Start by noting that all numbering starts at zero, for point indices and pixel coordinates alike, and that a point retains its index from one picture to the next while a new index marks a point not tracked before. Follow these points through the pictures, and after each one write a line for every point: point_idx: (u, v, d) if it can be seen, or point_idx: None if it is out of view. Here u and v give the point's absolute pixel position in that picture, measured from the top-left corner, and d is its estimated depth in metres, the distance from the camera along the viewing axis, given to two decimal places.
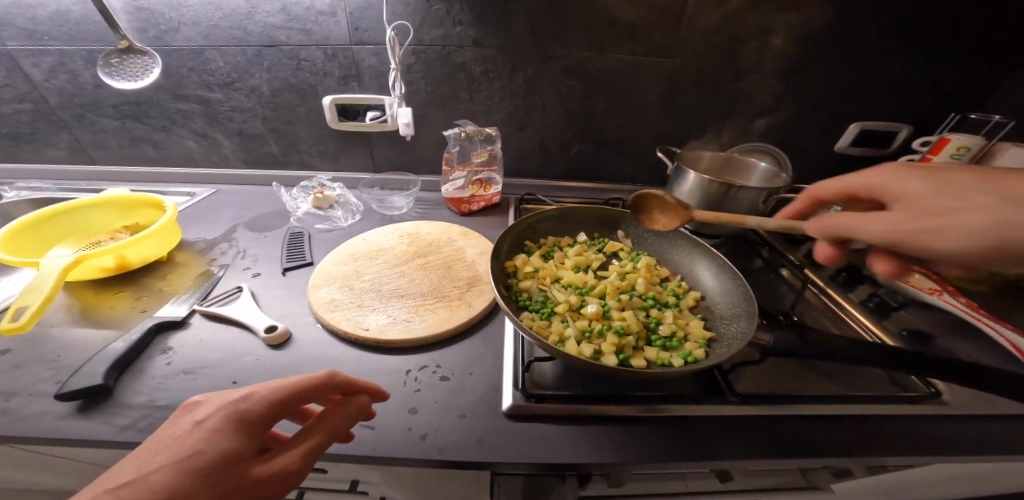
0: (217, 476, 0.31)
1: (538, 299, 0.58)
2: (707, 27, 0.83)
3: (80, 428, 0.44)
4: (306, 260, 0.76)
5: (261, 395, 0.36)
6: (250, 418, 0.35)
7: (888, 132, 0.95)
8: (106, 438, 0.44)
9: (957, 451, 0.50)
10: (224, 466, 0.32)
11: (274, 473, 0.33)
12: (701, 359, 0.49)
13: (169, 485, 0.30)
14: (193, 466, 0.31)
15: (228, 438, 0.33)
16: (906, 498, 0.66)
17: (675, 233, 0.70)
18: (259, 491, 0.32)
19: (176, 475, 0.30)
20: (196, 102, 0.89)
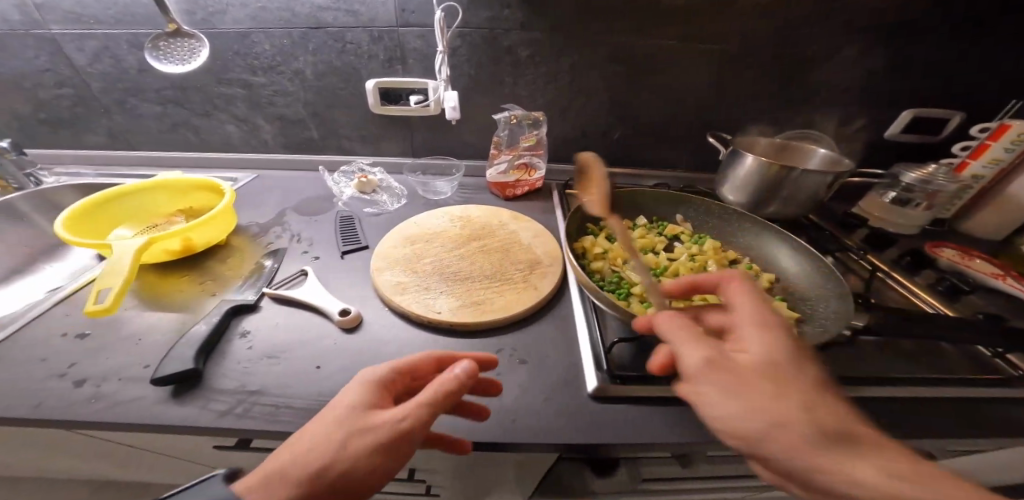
0: (341, 420, 0.37)
1: (612, 279, 0.58)
2: (766, 8, 0.80)
3: (178, 414, 0.46)
4: (362, 243, 0.75)
5: (383, 364, 0.43)
6: (377, 382, 0.42)
7: (938, 119, 0.92)
8: (207, 424, 0.45)
9: None
10: (351, 416, 0.38)
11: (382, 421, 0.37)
12: (794, 338, 0.49)
13: (316, 429, 0.37)
14: (331, 416, 0.38)
15: (358, 396, 0.40)
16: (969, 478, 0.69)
17: (739, 215, 0.69)
18: (376, 436, 0.36)
19: (319, 422, 0.37)
20: (239, 87, 0.87)
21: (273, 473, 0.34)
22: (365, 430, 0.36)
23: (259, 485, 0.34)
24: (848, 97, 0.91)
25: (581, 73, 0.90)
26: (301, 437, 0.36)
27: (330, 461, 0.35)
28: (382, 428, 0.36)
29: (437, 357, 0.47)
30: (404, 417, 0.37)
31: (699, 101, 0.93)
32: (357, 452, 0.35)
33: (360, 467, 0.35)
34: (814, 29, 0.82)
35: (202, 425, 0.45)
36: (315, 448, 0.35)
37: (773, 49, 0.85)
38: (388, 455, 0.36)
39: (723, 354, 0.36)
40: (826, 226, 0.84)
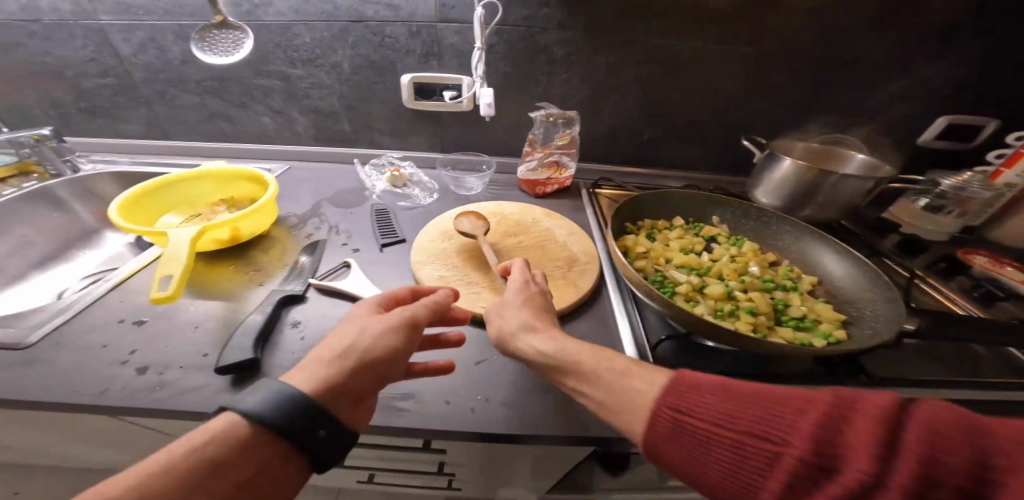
0: (360, 320, 0.46)
1: (656, 278, 0.58)
2: (804, 11, 0.80)
3: None
4: (400, 237, 0.76)
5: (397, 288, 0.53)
6: (392, 301, 0.51)
7: (973, 125, 0.92)
8: None
9: None
10: (369, 318, 0.46)
11: (398, 317, 0.45)
12: (844, 340, 0.50)
13: (342, 331, 0.45)
14: (351, 319, 0.46)
15: (374, 306, 0.49)
16: None
17: (778, 218, 0.69)
18: (390, 328, 0.44)
19: (344, 325, 0.45)
20: (277, 79, 0.88)
21: (310, 371, 0.40)
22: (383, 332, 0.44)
23: (300, 369, 0.41)
24: (881, 101, 0.91)
25: (616, 72, 0.90)
26: (331, 339, 0.44)
27: (356, 343, 0.42)
28: (396, 330, 0.44)
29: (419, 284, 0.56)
30: (415, 316, 0.46)
31: (731, 102, 0.93)
32: (381, 348, 0.43)
33: (386, 362, 0.43)
34: (851, 33, 0.83)
35: None
36: (343, 345, 0.42)
37: (809, 52, 0.85)
38: (403, 352, 0.44)
39: (607, 371, 0.41)
40: (858, 231, 0.84)
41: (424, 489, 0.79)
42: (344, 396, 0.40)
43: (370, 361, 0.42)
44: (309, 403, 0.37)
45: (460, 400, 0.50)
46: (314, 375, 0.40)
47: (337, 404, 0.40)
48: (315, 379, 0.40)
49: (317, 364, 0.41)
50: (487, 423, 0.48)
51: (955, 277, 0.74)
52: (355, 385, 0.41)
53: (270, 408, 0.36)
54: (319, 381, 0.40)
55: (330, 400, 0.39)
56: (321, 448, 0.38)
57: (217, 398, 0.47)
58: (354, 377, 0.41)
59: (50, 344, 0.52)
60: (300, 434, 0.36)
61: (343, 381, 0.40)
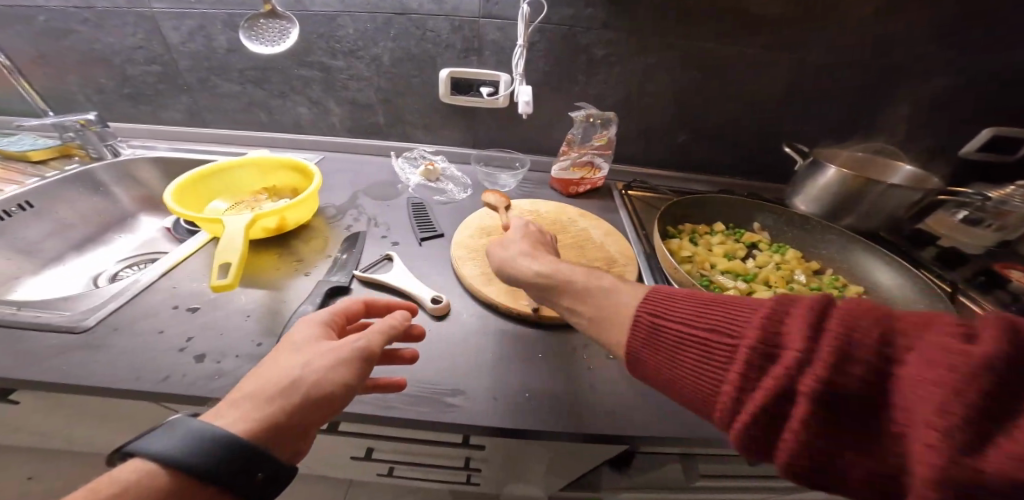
0: (300, 346, 0.41)
1: (703, 282, 0.59)
2: (851, 17, 0.80)
3: None
4: (438, 231, 0.77)
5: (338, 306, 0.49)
6: (329, 323, 0.47)
7: (1013, 136, 0.91)
8: None
9: None
10: (309, 344, 0.42)
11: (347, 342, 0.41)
12: None
13: (277, 360, 0.40)
14: (287, 346, 0.42)
15: (314, 328, 0.44)
16: None
17: (823, 226, 0.69)
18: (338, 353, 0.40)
19: (279, 352, 0.41)
20: (317, 69, 0.88)
21: (242, 408, 0.36)
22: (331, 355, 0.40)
23: (228, 407, 0.36)
24: (923, 110, 0.90)
25: (655, 73, 0.90)
26: (263, 369, 0.39)
27: (300, 374, 0.38)
28: (348, 353, 0.40)
29: (373, 299, 0.53)
30: (366, 339, 0.42)
31: (770, 106, 0.92)
32: (329, 376, 0.39)
33: (337, 391, 0.39)
34: (896, 40, 0.82)
35: None
36: (283, 374, 0.38)
37: (854, 58, 0.84)
38: (356, 377, 0.40)
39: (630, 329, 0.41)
40: (895, 242, 0.84)
41: (451, 483, 0.80)
42: (288, 431, 0.36)
43: (317, 391, 0.38)
44: (238, 446, 0.32)
45: (509, 397, 0.51)
46: (247, 412, 0.35)
47: (278, 442, 0.36)
48: (250, 416, 0.35)
49: (250, 397, 0.36)
50: (538, 420, 0.49)
51: (993, 291, 0.74)
52: (301, 418, 0.37)
53: (193, 452, 0.31)
54: (255, 418, 0.35)
55: (272, 438, 0.36)
56: (260, 491, 0.34)
57: None
58: (299, 410, 0.37)
59: (108, 329, 0.53)
60: (234, 480, 0.32)
61: (285, 415, 0.36)
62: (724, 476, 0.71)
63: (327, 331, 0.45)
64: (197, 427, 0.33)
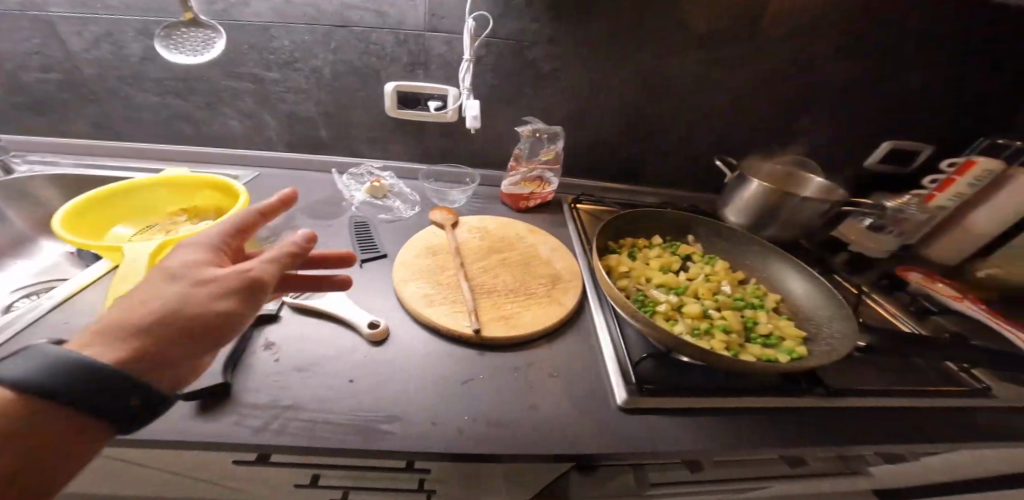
0: (184, 270, 0.39)
1: (637, 297, 0.61)
2: (771, 44, 0.87)
3: (210, 430, 0.44)
4: (381, 252, 0.74)
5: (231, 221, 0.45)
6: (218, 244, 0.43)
7: (911, 151, 1.02)
8: (242, 442, 0.44)
9: (979, 437, 0.59)
10: (194, 268, 0.39)
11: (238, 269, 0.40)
12: (805, 355, 0.54)
13: (156, 287, 0.37)
14: (168, 270, 0.39)
15: (199, 250, 0.42)
16: (925, 465, 0.83)
17: (746, 237, 0.74)
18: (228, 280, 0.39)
19: (159, 278, 0.38)
20: (249, 81, 0.83)
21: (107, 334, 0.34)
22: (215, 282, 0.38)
23: (98, 336, 0.34)
24: (836, 128, 0.99)
25: (599, 90, 0.93)
26: (138, 296, 0.37)
27: (180, 302, 0.37)
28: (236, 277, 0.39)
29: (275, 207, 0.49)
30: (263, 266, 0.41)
31: (706, 123, 0.98)
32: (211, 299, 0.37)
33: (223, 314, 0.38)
34: (812, 64, 0.90)
35: (239, 443, 0.44)
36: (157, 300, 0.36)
37: (777, 80, 0.91)
38: (245, 306, 0.39)
39: None
40: (813, 249, 0.92)
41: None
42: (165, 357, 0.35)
43: (194, 318, 0.36)
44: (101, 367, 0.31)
45: (448, 422, 0.50)
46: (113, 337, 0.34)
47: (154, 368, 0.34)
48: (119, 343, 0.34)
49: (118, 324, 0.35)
50: (477, 445, 0.48)
51: (896, 292, 0.83)
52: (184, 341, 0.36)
53: (48, 374, 0.30)
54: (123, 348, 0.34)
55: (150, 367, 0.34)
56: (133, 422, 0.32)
57: (183, 426, 0.44)
58: (178, 335, 0.35)
59: None
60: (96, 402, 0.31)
61: (162, 339, 0.35)
62: (670, 482, 0.73)
63: (215, 253, 0.43)
64: (52, 352, 0.31)
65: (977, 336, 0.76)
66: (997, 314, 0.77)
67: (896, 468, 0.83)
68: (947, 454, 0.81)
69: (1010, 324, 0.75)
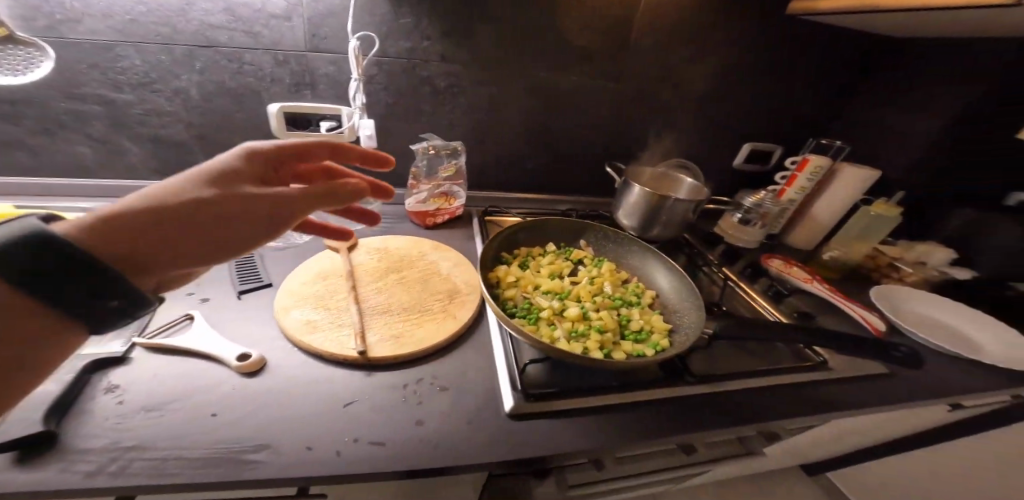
0: (222, 176, 0.43)
1: (523, 305, 0.64)
2: (642, 64, 0.97)
3: (31, 480, 0.39)
4: (265, 281, 0.70)
5: (281, 145, 0.50)
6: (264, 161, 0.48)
7: (767, 152, 1.19)
8: (69, 487, 0.39)
9: (825, 403, 0.68)
10: (229, 177, 0.43)
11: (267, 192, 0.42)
12: (666, 347, 0.60)
13: (189, 184, 0.40)
14: (205, 173, 0.42)
15: (242, 162, 0.45)
16: (812, 439, 0.91)
17: (628, 239, 0.81)
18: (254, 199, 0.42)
19: (196, 178, 0.41)
20: (96, 103, 0.74)
21: (110, 213, 0.36)
22: (231, 195, 0.41)
23: (106, 219, 0.36)
24: (706, 137, 1.13)
25: (495, 108, 0.97)
26: (169, 188, 0.39)
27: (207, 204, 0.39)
28: (258, 196, 0.42)
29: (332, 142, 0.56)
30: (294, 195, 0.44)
31: (597, 135, 1.06)
32: (218, 211, 0.40)
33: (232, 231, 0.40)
34: (679, 81, 1.01)
35: (65, 491, 0.39)
36: (168, 197, 0.38)
37: (650, 95, 1.02)
38: (261, 222, 0.42)
39: None
40: (695, 243, 1.04)
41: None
42: (157, 253, 0.37)
43: (211, 221, 0.39)
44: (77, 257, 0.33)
45: (324, 445, 0.47)
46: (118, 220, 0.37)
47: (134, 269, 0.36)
48: (115, 233, 0.35)
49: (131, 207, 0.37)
50: (353, 467, 0.46)
51: (759, 277, 0.95)
52: (182, 244, 0.38)
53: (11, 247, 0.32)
54: (116, 238, 0.35)
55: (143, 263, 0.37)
56: (114, 316, 0.36)
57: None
58: (182, 229, 0.38)
59: None
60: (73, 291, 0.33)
61: (161, 237, 0.37)
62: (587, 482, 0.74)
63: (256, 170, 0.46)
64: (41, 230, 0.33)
65: (824, 312, 0.90)
66: (837, 292, 0.90)
67: (784, 443, 0.90)
68: (824, 431, 0.88)
69: (848, 301, 0.87)
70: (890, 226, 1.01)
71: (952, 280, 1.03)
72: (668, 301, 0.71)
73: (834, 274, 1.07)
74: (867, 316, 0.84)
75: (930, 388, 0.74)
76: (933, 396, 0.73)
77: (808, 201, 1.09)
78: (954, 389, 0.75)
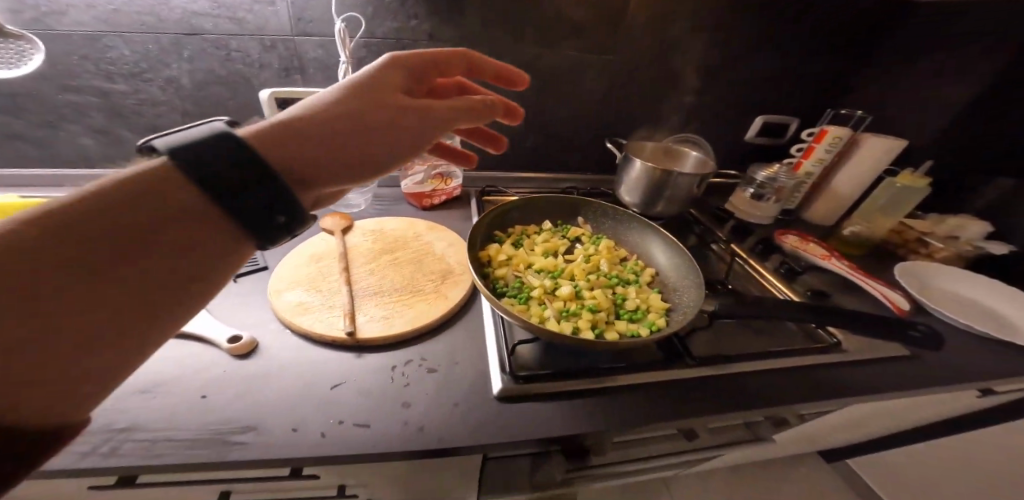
0: (370, 90, 0.45)
1: (514, 284, 0.62)
2: (643, 34, 0.91)
3: None
4: (260, 264, 0.71)
5: (407, 59, 0.51)
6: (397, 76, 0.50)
7: (782, 124, 1.12)
8: (64, 468, 0.41)
9: (838, 388, 0.64)
10: (374, 92, 0.46)
11: (413, 113, 0.47)
12: (663, 327, 0.57)
13: (343, 98, 0.43)
14: (352, 87, 0.45)
15: (378, 77, 0.47)
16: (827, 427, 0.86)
17: (629, 216, 0.78)
18: (405, 119, 0.46)
19: (345, 92, 0.44)
20: (92, 94, 0.75)
21: (275, 123, 0.39)
22: (375, 111, 0.44)
23: (279, 129, 0.38)
24: (716, 109, 1.07)
25: (490, 86, 0.93)
26: (330, 101, 0.42)
27: (365, 121, 0.43)
28: (404, 116, 0.46)
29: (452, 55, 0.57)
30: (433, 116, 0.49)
31: (598, 111, 1.02)
32: (374, 127, 0.44)
33: (380, 142, 0.44)
34: (685, 51, 0.95)
35: (59, 472, 0.41)
36: (322, 111, 0.41)
37: (654, 66, 0.96)
38: (408, 141, 0.47)
39: None
40: (703, 219, 0.99)
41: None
42: (330, 159, 0.40)
43: (370, 137, 0.43)
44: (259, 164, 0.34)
45: (309, 427, 0.48)
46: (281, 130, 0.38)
47: (309, 180, 0.39)
48: (292, 140, 0.38)
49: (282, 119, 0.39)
50: (337, 449, 0.46)
51: (771, 255, 0.90)
52: (350, 154, 0.41)
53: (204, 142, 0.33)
54: (294, 143, 0.38)
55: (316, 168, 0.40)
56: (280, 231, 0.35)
57: None
58: (350, 141, 0.41)
59: None
60: (220, 179, 0.32)
61: (333, 146, 0.40)
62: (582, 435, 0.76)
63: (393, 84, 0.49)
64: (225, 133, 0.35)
65: (842, 290, 0.84)
66: (857, 269, 0.84)
67: (797, 432, 0.85)
68: (842, 419, 0.81)
69: (868, 278, 0.82)
70: (920, 198, 0.93)
71: (988, 258, 0.95)
72: (669, 280, 0.68)
73: (856, 252, 1.00)
74: (890, 294, 0.79)
75: (957, 373, 0.69)
76: (960, 382, 0.68)
77: (828, 174, 1.03)
78: (984, 374, 0.70)
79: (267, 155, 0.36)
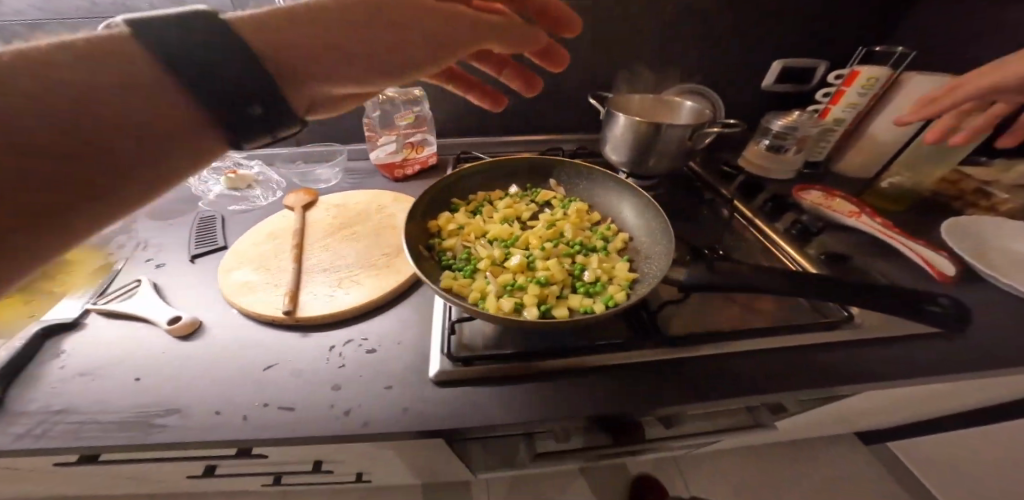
0: None
1: (460, 256, 0.57)
2: None
3: None
4: (218, 244, 0.70)
5: None
6: None
7: (807, 67, 0.95)
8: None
9: (844, 376, 0.54)
10: None
11: (420, 18, 0.40)
12: (621, 301, 0.50)
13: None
14: None
15: None
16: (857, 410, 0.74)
17: (603, 176, 0.69)
18: (415, 26, 0.40)
19: None
20: None
21: (267, 11, 0.35)
22: (382, 11, 0.39)
23: (273, 16, 0.35)
24: (721, 51, 0.92)
25: None
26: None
27: (363, 20, 0.38)
28: (410, 22, 0.40)
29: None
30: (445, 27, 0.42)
31: (579, 63, 0.91)
32: (373, 30, 0.38)
33: (374, 56, 0.38)
34: None
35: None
36: (320, 2, 0.37)
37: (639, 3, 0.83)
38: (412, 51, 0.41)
39: None
40: (705, 178, 0.88)
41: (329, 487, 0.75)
42: (319, 61, 0.36)
43: (365, 40, 0.38)
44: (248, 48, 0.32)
45: (231, 411, 0.46)
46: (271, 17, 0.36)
47: (297, 80, 0.35)
48: (281, 30, 0.34)
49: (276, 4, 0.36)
50: (257, 432, 0.44)
51: (781, 215, 0.78)
52: (338, 57, 0.37)
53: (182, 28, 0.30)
54: (285, 34, 0.35)
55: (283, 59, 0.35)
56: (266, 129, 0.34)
57: None
58: (341, 41, 0.37)
59: None
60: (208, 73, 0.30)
61: (322, 46, 0.36)
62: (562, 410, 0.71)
63: None
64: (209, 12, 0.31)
65: (870, 255, 0.71)
66: (892, 228, 0.72)
67: (812, 414, 0.76)
68: (868, 404, 0.71)
69: (903, 238, 0.69)
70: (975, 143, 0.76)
71: None
72: (643, 248, 0.59)
73: (897, 210, 0.84)
74: (930, 258, 0.66)
75: (1008, 357, 0.56)
76: (1010, 366, 0.55)
77: (862, 120, 0.87)
78: None
79: (252, 41, 0.33)
